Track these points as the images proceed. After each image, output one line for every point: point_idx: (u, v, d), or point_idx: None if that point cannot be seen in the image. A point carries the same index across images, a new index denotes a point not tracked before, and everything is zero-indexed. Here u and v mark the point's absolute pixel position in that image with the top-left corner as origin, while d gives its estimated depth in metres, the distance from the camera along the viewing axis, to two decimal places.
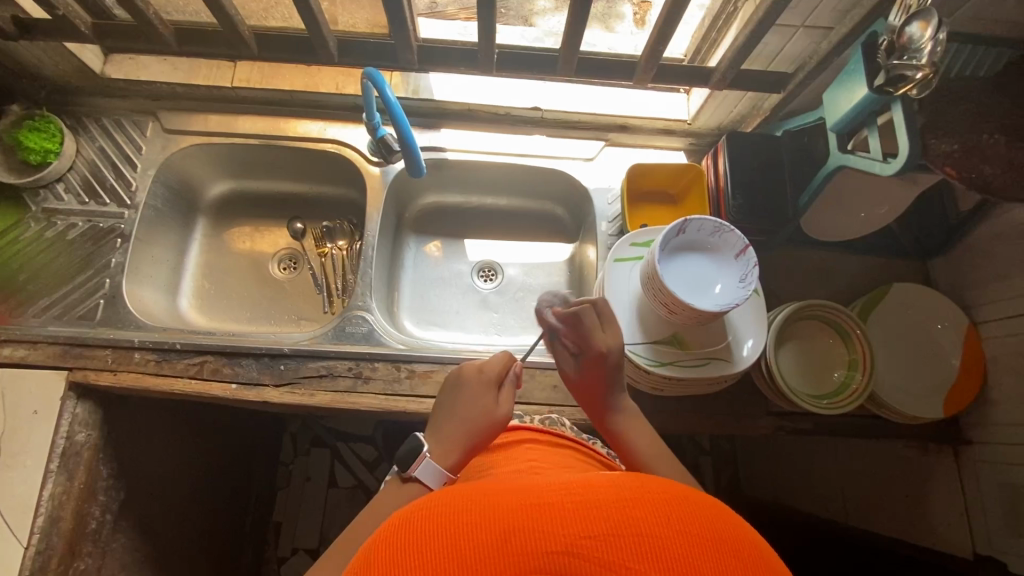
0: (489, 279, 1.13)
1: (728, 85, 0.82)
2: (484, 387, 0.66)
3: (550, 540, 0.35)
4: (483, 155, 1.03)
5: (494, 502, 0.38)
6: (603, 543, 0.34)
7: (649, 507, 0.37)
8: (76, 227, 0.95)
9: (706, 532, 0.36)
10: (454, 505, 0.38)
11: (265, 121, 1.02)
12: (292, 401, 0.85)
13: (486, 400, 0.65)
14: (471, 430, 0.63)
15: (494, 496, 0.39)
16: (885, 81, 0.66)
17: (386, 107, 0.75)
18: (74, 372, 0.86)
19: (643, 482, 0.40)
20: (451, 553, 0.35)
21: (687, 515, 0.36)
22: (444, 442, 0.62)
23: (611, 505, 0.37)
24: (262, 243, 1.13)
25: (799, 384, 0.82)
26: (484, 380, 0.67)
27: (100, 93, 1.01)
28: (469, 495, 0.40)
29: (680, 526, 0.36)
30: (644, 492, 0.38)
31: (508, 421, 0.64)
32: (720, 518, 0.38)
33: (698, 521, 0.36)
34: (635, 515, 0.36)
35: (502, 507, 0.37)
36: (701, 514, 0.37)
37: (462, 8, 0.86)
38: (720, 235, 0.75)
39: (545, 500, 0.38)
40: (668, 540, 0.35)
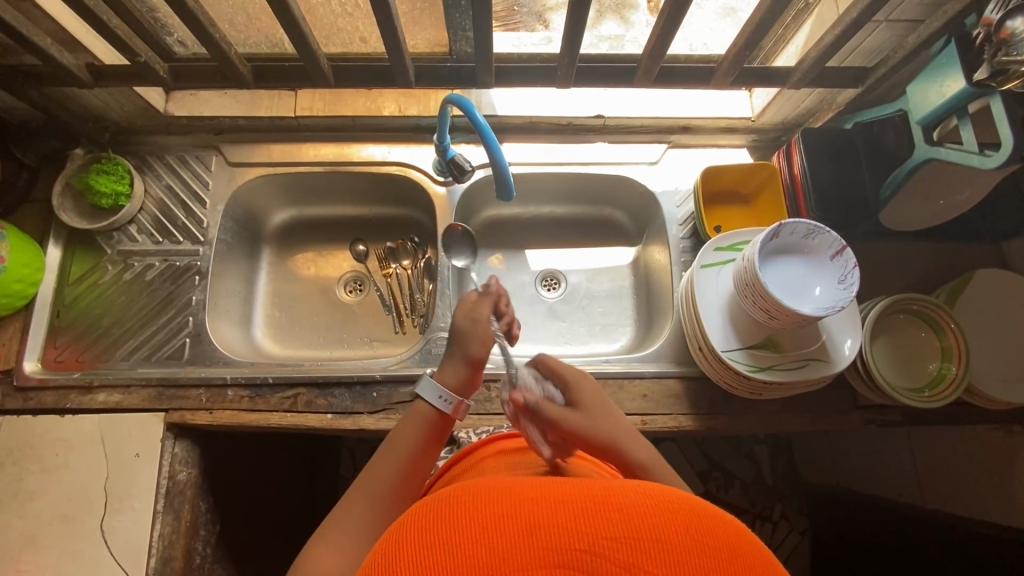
0: (554, 288, 1.13)
1: (806, 84, 0.82)
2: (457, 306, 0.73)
3: (567, 538, 0.35)
4: (547, 167, 1.03)
5: (520, 495, 0.39)
6: (622, 545, 0.35)
7: (669, 514, 0.37)
8: (153, 267, 0.96)
9: (721, 543, 0.36)
10: (485, 494, 0.40)
11: (330, 148, 1.02)
12: (388, 427, 0.86)
13: (461, 314, 0.71)
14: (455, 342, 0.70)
15: (518, 490, 0.40)
16: (987, 76, 0.66)
17: (476, 129, 0.74)
18: (171, 413, 0.87)
19: (669, 490, 0.40)
20: (481, 541, 0.36)
21: (707, 528, 0.37)
22: (444, 365, 0.71)
23: (633, 509, 0.37)
24: (327, 267, 1.13)
25: (894, 377, 0.83)
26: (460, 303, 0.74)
27: (162, 132, 1.01)
28: (497, 488, 0.41)
29: (699, 537, 0.36)
30: (665, 499, 0.39)
31: (478, 321, 0.69)
32: (741, 539, 0.37)
33: (711, 530, 0.37)
34: (656, 520, 0.36)
35: (526, 501, 0.38)
36: (721, 528, 0.37)
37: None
38: (815, 237, 0.75)
39: (570, 497, 0.39)
40: (686, 547, 0.35)
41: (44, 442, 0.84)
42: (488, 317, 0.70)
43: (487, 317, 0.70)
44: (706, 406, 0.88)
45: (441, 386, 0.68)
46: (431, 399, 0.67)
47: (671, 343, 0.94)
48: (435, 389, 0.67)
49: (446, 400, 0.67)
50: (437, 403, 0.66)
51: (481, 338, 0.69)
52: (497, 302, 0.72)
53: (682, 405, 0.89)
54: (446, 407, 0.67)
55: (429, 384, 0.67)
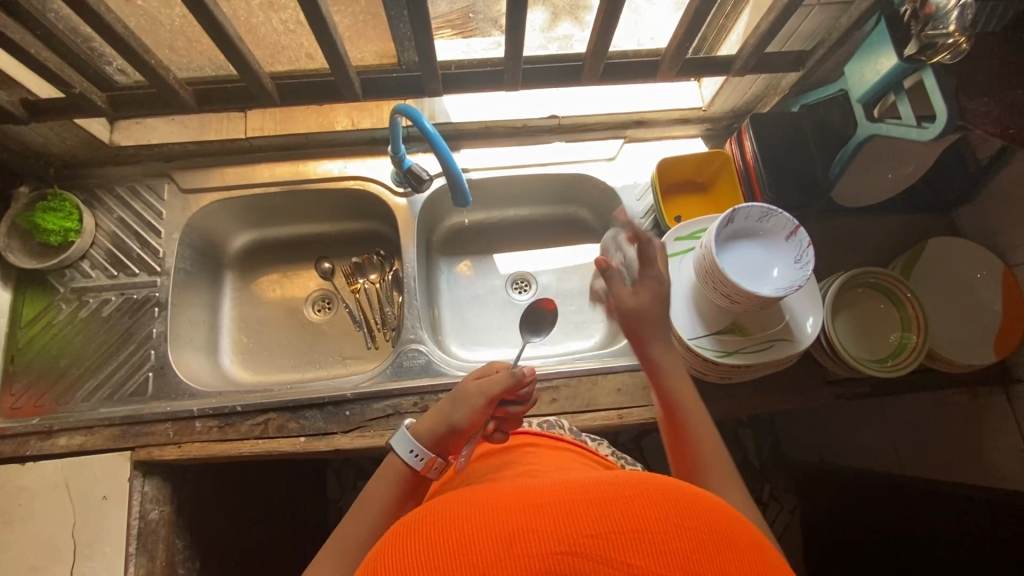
0: (524, 290, 1.13)
1: (749, 71, 0.84)
2: (480, 370, 0.72)
3: (548, 542, 0.35)
4: (505, 171, 1.03)
5: (497, 506, 0.38)
6: (602, 541, 0.35)
7: (648, 502, 0.37)
8: (110, 302, 0.93)
9: (703, 525, 0.36)
10: (462, 511, 0.39)
11: (284, 167, 1.00)
12: (363, 445, 0.84)
13: (473, 379, 0.70)
14: (448, 400, 0.69)
15: (497, 501, 0.39)
16: (917, 50, 0.68)
17: (426, 137, 0.74)
18: (137, 451, 0.85)
19: (648, 478, 0.40)
20: (461, 555, 0.35)
21: (686, 513, 0.37)
22: (431, 412, 0.70)
23: (612, 503, 0.37)
24: (293, 288, 1.11)
25: (856, 349, 0.84)
26: (487, 368, 0.73)
27: (111, 163, 0.99)
28: (473, 503, 0.40)
29: (680, 524, 0.36)
30: (644, 488, 0.39)
31: (474, 393, 0.67)
32: (721, 517, 0.38)
33: (690, 515, 0.37)
34: (636, 511, 0.36)
35: (502, 511, 0.38)
36: (699, 509, 0.38)
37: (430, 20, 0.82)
38: (768, 220, 0.76)
39: (549, 500, 0.38)
40: (667, 536, 0.35)
41: (5, 493, 0.81)
42: (488, 395, 0.67)
43: (488, 394, 0.67)
44: None
45: (415, 440, 0.67)
46: (402, 453, 0.66)
47: None
48: (408, 443, 0.66)
49: (417, 456, 0.66)
50: (406, 456, 0.65)
51: (468, 408, 0.67)
52: (514, 382, 0.67)
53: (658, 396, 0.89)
54: (417, 464, 0.65)
55: (403, 436, 0.66)
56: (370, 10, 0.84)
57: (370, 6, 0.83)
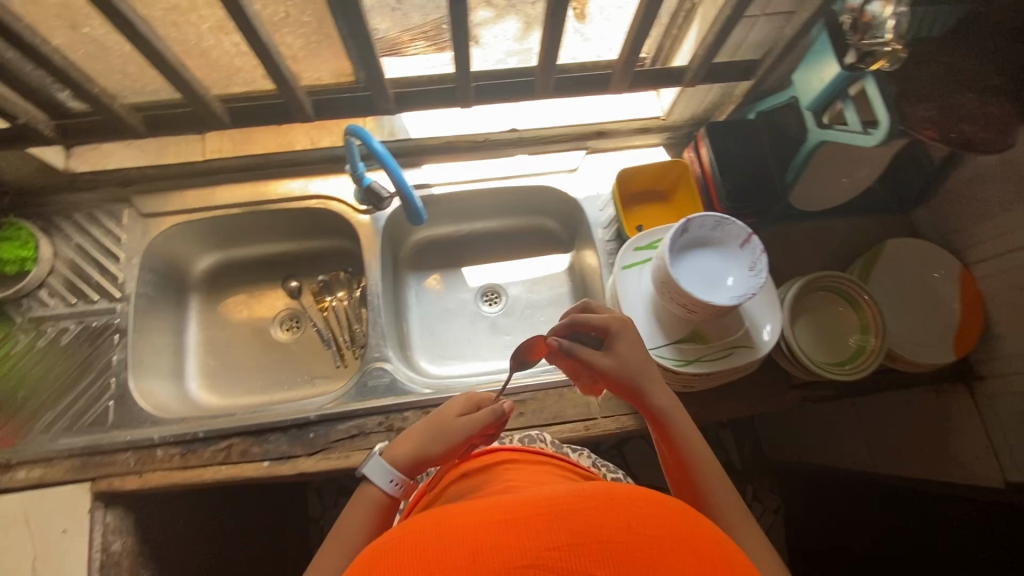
0: (494, 303, 1.13)
1: (701, 81, 0.85)
2: (463, 399, 0.71)
3: (511, 557, 0.35)
4: (469, 185, 1.03)
5: (461, 522, 0.38)
6: (565, 553, 0.35)
7: (611, 512, 0.37)
8: (69, 331, 0.92)
9: (665, 531, 0.37)
10: (426, 528, 0.38)
11: (245, 188, 1.00)
12: (327, 467, 0.84)
13: (456, 412, 0.69)
14: (429, 432, 0.67)
15: (460, 518, 0.39)
16: (857, 59, 0.69)
17: (376, 157, 0.75)
18: (98, 482, 0.83)
19: (613, 490, 0.40)
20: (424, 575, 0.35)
21: (648, 521, 0.37)
22: (405, 438, 0.68)
23: (575, 514, 0.37)
24: (260, 308, 1.10)
25: (816, 353, 0.85)
26: (470, 398, 0.71)
27: (68, 190, 0.97)
28: (438, 520, 0.39)
29: (642, 530, 0.36)
30: (606, 497, 0.39)
31: (462, 432, 0.66)
32: (685, 523, 0.38)
33: (652, 521, 0.37)
34: (599, 521, 0.37)
35: (465, 528, 0.37)
36: (664, 516, 0.38)
37: (405, 31, 0.77)
38: (721, 229, 0.77)
39: (514, 516, 0.38)
40: (629, 544, 0.35)
41: None
42: (473, 434, 0.66)
43: (473, 434, 0.66)
44: None
45: (394, 470, 0.65)
46: (379, 482, 0.64)
47: None
48: (387, 473, 0.65)
49: (394, 484, 0.65)
50: (385, 486, 0.64)
51: (452, 445, 0.66)
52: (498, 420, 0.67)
53: (624, 406, 0.89)
54: (394, 492, 0.65)
55: (381, 466, 0.65)
56: (320, 31, 0.81)
57: (321, 26, 0.80)
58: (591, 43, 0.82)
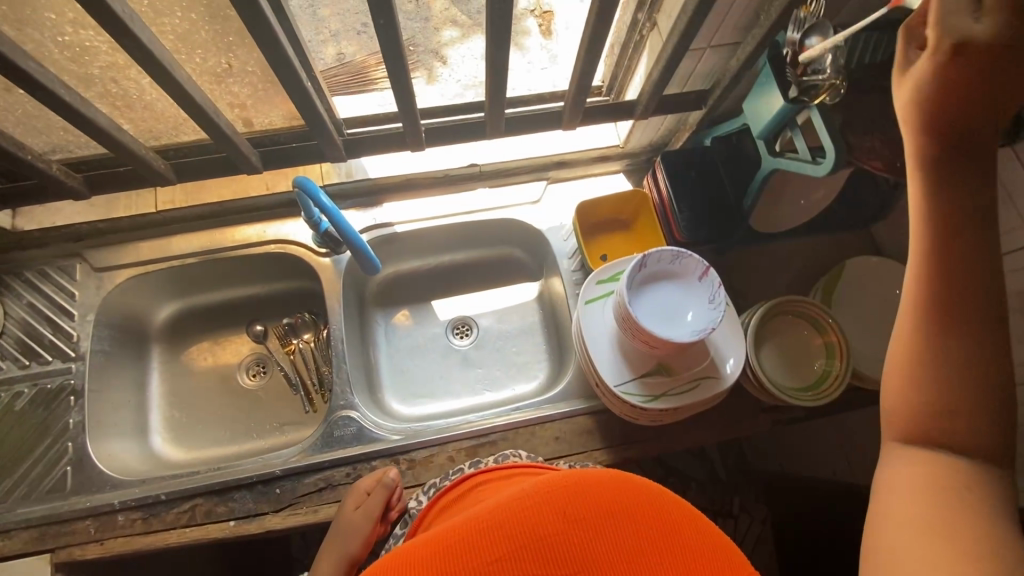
0: (465, 336, 1.11)
1: (652, 113, 0.85)
2: (350, 497, 0.81)
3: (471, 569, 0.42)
4: (430, 222, 1.02)
5: (432, 543, 0.45)
6: (513, 560, 0.43)
7: (548, 513, 0.44)
8: (23, 395, 0.90)
9: (594, 515, 0.44)
10: (405, 554, 0.45)
11: (201, 236, 0.98)
12: (296, 523, 0.82)
13: (350, 512, 0.80)
14: (339, 542, 0.79)
15: (423, 546, 0.45)
16: (800, 91, 0.69)
17: (322, 209, 0.74)
18: (58, 553, 0.81)
19: (558, 482, 0.47)
20: None
21: (583, 506, 0.45)
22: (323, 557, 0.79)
23: (518, 521, 0.44)
24: (225, 354, 1.08)
25: (784, 379, 0.85)
26: (355, 493, 0.81)
27: (16, 248, 0.95)
28: (413, 547, 0.46)
29: (573, 520, 0.44)
30: (543, 496, 0.46)
31: (365, 528, 0.78)
32: (618, 494, 0.46)
33: (583, 503, 0.45)
34: (538, 523, 0.44)
35: (435, 547, 0.44)
36: (598, 497, 0.46)
37: (371, 54, 0.84)
38: (679, 262, 0.77)
39: (474, 527, 0.45)
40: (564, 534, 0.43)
41: None
42: (375, 523, 0.79)
43: (374, 523, 0.78)
44: (618, 437, 0.89)
45: None
46: None
47: (577, 377, 0.94)
48: None
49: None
50: None
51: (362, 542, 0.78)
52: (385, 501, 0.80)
53: (596, 440, 0.89)
54: None
55: None
56: (266, 78, 0.80)
57: (266, 74, 0.79)
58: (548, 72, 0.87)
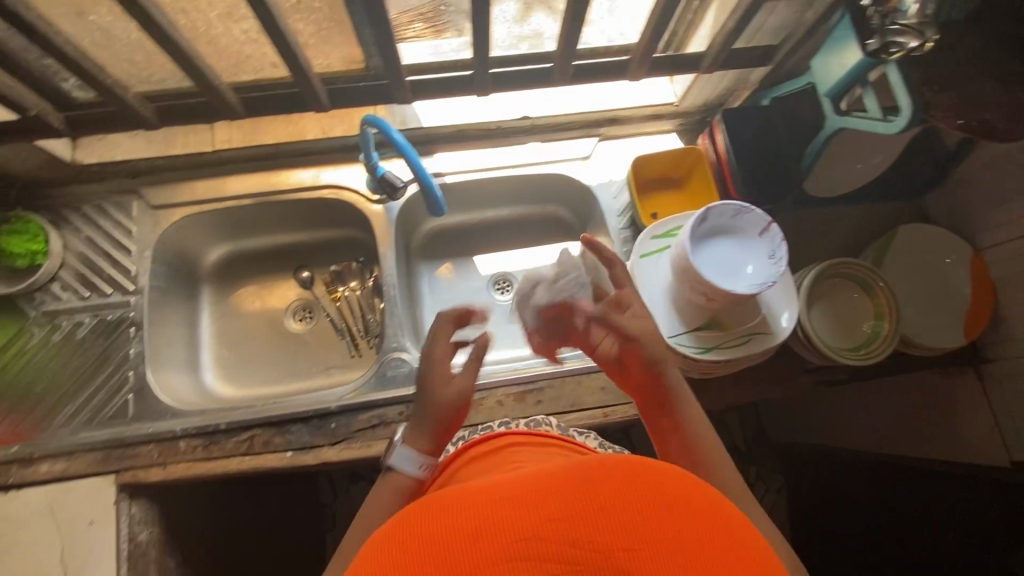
0: (506, 291, 1.13)
1: (719, 67, 0.84)
2: (437, 359, 0.71)
3: (513, 530, 0.34)
4: (480, 173, 1.03)
5: (469, 498, 0.37)
6: (565, 523, 0.34)
7: (607, 482, 0.37)
8: (84, 324, 0.92)
9: (664, 495, 0.36)
10: (434, 507, 0.37)
11: (256, 178, 0.99)
12: (350, 456, 0.84)
13: (443, 375, 0.70)
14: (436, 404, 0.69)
15: (458, 498, 0.38)
16: (879, 47, 0.68)
17: (395, 147, 0.74)
18: (122, 474, 0.84)
19: (617, 459, 0.39)
20: (432, 547, 0.34)
21: (645, 486, 0.36)
22: (417, 425, 0.69)
23: (574, 484, 0.37)
24: (272, 298, 1.10)
25: (832, 340, 0.86)
26: (440, 353, 0.72)
27: (75, 181, 0.96)
28: (444, 502, 0.38)
29: (639, 495, 0.36)
30: (607, 468, 0.38)
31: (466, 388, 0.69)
32: (683, 485, 0.38)
33: (643, 488, 0.36)
34: (599, 490, 0.36)
35: (469, 505, 0.36)
36: (662, 481, 0.37)
37: (403, 13, 0.71)
38: (741, 216, 0.78)
39: (516, 489, 0.37)
40: (627, 508, 0.35)
41: None
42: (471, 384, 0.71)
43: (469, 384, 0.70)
44: None
45: (416, 451, 0.67)
46: (408, 467, 0.66)
47: None
48: (411, 459, 0.66)
49: (423, 467, 0.66)
50: (415, 472, 0.65)
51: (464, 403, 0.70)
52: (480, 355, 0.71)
53: None
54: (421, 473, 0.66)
55: (407, 454, 0.66)
56: (333, 16, 0.73)
57: (333, 10, 0.72)
58: (599, 27, 0.79)
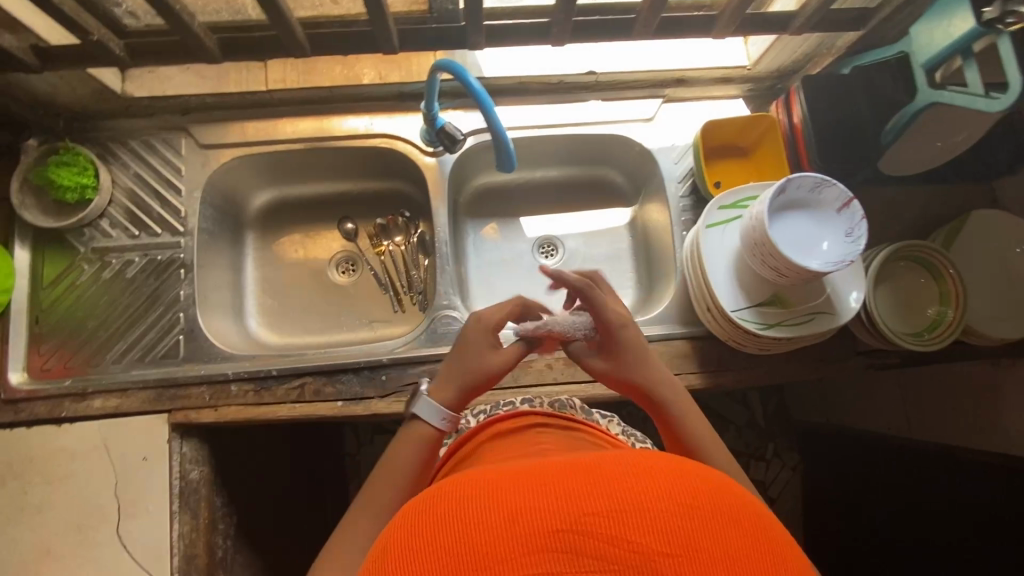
0: (551, 255, 1.11)
1: (810, 29, 0.79)
2: (482, 332, 0.70)
3: (550, 520, 0.34)
4: (538, 130, 0.99)
5: (505, 479, 0.37)
6: (605, 518, 0.33)
7: (647, 480, 0.36)
8: (134, 263, 0.91)
9: (708, 503, 0.35)
10: (473, 484, 0.37)
11: (309, 122, 0.95)
12: (400, 409, 0.85)
13: (485, 348, 0.69)
14: (471, 372, 0.68)
15: (494, 479, 0.38)
16: (996, 16, 0.64)
17: (472, 95, 0.74)
18: (174, 414, 0.84)
19: (658, 457, 0.39)
20: (468, 528, 0.34)
21: (685, 490, 0.35)
22: (442, 382, 0.69)
23: (617, 479, 0.36)
24: (315, 249, 1.08)
25: (894, 324, 0.84)
26: (485, 327, 0.71)
27: (123, 115, 0.93)
28: (481, 480, 0.38)
29: (684, 500, 0.35)
30: (647, 467, 0.37)
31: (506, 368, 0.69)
32: (723, 492, 0.37)
33: (684, 491, 0.35)
34: (637, 487, 0.35)
35: (506, 487, 0.36)
36: (702, 487, 0.36)
37: None
38: (821, 190, 0.74)
39: (555, 475, 0.37)
40: (669, 511, 0.34)
41: (46, 453, 0.82)
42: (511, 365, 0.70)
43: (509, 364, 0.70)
44: (713, 362, 0.89)
45: (440, 406, 0.67)
46: (430, 419, 0.67)
47: (676, 302, 0.94)
48: (434, 410, 0.67)
49: (445, 420, 0.67)
50: (437, 422, 0.67)
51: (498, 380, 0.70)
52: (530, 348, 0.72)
53: (691, 364, 0.89)
54: (443, 425, 0.67)
55: (428, 405, 0.67)
56: None
57: None
58: None
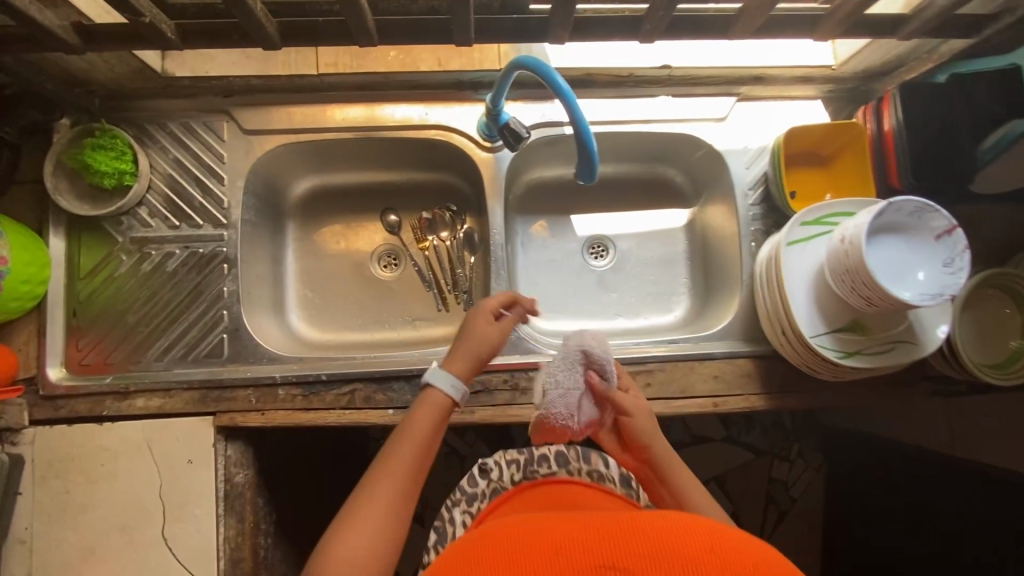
0: (601, 256, 1.06)
1: (922, 35, 0.72)
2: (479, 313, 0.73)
3: (593, 558, 0.40)
4: (603, 126, 0.93)
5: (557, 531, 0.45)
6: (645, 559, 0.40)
7: (682, 536, 0.42)
8: (174, 256, 0.86)
9: (739, 556, 0.41)
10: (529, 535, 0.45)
11: (360, 109, 0.89)
12: (453, 420, 0.82)
13: (486, 324, 0.72)
14: (476, 346, 0.71)
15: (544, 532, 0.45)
16: None
17: (558, 93, 0.69)
18: (219, 417, 0.81)
19: (691, 522, 0.45)
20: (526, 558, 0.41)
21: (716, 544, 0.41)
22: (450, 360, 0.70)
23: (655, 533, 0.42)
24: (357, 241, 1.03)
25: (972, 353, 0.80)
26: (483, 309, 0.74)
27: (160, 94, 0.87)
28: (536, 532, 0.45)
29: (723, 557, 0.40)
30: (684, 528, 0.43)
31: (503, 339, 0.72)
32: (752, 551, 0.42)
33: (718, 548, 0.41)
34: (675, 541, 0.41)
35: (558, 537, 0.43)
36: (732, 544, 0.42)
37: None
38: (920, 216, 0.70)
39: (600, 529, 0.44)
40: (704, 559, 0.40)
41: (87, 451, 0.79)
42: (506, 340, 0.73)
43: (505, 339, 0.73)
44: (777, 384, 0.86)
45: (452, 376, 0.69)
46: (444, 387, 0.67)
47: (740, 317, 0.90)
48: (448, 378, 0.68)
49: (458, 389, 0.68)
50: (450, 390, 0.67)
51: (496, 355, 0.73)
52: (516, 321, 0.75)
53: (754, 385, 0.86)
54: (456, 394, 0.68)
55: (441, 374, 0.68)
56: None
57: None
58: None
